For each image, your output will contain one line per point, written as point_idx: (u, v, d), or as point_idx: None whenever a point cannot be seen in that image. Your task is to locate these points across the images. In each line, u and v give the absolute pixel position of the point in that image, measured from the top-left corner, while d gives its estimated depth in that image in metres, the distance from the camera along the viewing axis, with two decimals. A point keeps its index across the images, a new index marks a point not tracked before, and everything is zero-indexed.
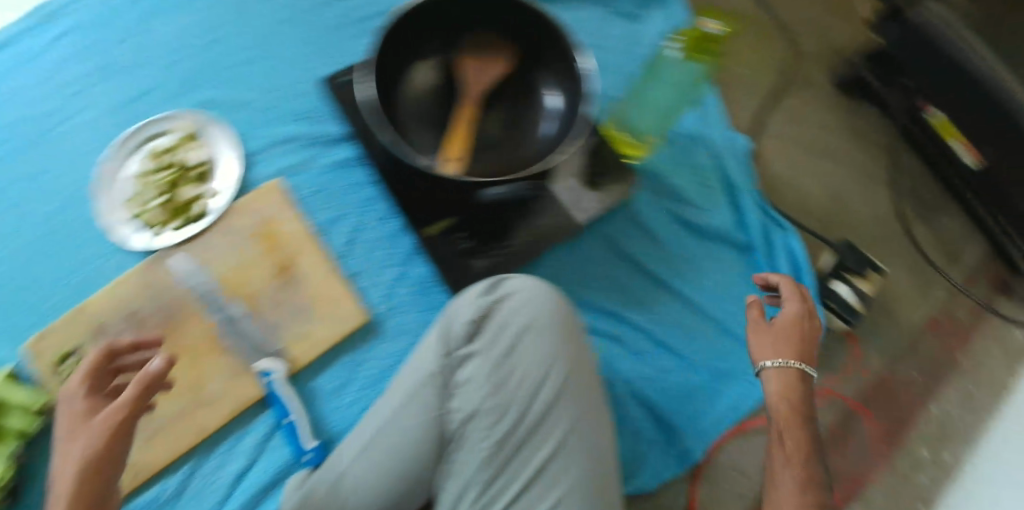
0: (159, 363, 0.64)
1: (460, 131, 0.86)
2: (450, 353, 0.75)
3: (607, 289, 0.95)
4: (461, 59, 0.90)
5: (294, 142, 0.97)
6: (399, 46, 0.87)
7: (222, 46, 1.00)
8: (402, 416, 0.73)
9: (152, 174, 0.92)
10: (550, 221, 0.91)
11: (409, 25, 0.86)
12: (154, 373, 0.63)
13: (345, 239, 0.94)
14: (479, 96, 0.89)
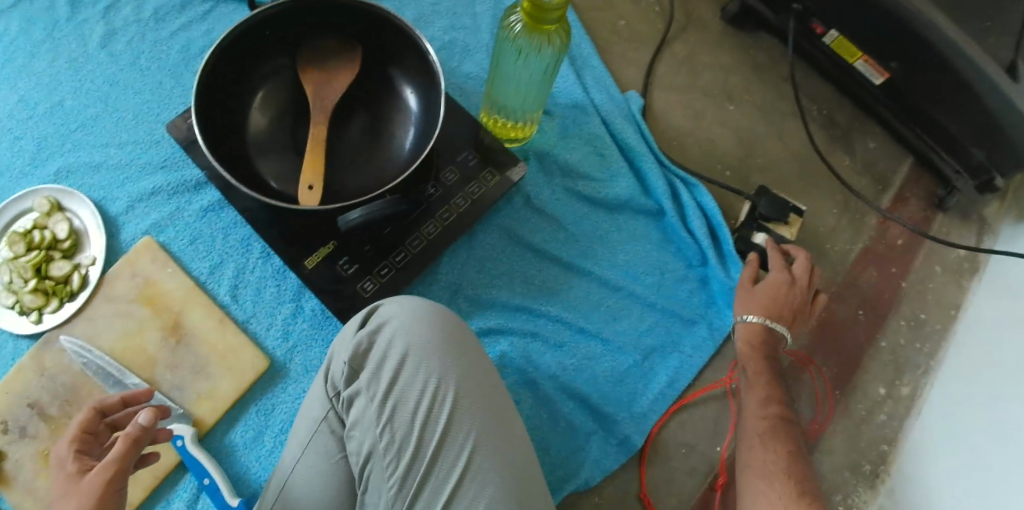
0: (146, 416, 0.65)
1: (312, 151, 0.81)
2: (334, 398, 0.70)
3: (515, 283, 0.88)
4: (302, 71, 0.86)
5: (163, 195, 0.93)
6: (234, 77, 0.83)
7: (66, 110, 0.97)
8: (298, 469, 0.69)
9: (19, 257, 0.87)
10: (434, 223, 0.86)
11: (237, 51, 0.82)
12: (141, 427, 0.65)
13: (231, 285, 0.89)
14: (328, 108, 0.84)
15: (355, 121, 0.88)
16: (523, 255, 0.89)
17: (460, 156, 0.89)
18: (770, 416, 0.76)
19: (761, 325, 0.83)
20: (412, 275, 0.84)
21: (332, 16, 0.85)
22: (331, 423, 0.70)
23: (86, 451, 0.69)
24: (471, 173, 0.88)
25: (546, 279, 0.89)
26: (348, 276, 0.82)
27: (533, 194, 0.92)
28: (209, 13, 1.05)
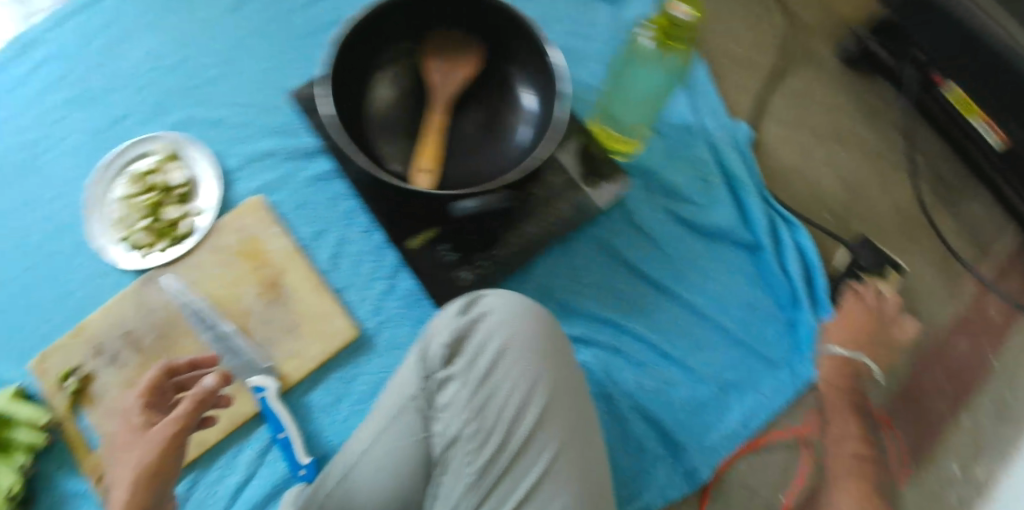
0: (213, 380, 0.66)
1: (431, 138, 0.83)
2: (426, 379, 0.71)
3: (602, 295, 0.89)
4: (425, 60, 0.87)
5: (278, 158, 0.95)
6: (359, 55, 0.84)
7: (193, 65, 1.02)
8: (383, 442, 0.69)
9: (136, 197, 0.94)
10: (540, 221, 0.87)
11: (367, 32, 0.83)
12: (207, 389, 0.66)
13: (332, 253, 0.91)
14: (448, 98, 0.86)
15: (472, 114, 0.89)
16: (617, 268, 0.90)
17: (570, 160, 0.88)
18: (848, 454, 0.83)
19: (842, 355, 0.88)
20: (506, 272, 0.86)
21: (461, 10, 0.86)
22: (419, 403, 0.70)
23: (152, 408, 0.72)
24: (576, 181, 0.88)
25: (636, 298, 0.89)
26: (446, 262, 0.84)
27: (633, 210, 0.92)
28: None
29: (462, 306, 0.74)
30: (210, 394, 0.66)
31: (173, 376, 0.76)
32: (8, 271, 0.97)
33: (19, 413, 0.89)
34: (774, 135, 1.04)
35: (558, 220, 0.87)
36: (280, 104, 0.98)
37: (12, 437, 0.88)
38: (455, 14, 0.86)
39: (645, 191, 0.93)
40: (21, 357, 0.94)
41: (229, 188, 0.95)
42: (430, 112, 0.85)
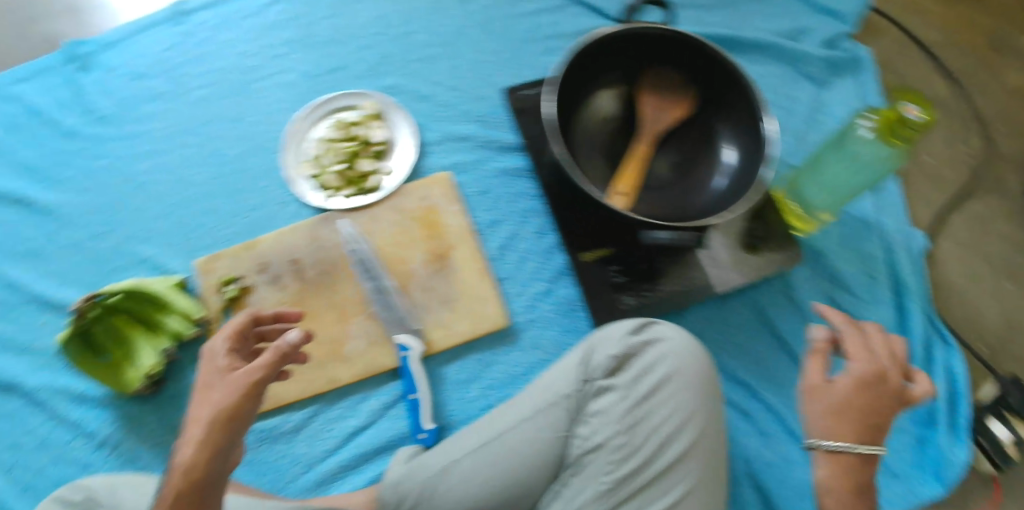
0: (297, 336, 0.66)
1: (634, 166, 0.91)
2: (587, 382, 0.80)
3: (742, 358, 0.92)
4: (638, 95, 0.96)
5: (472, 144, 1.01)
6: (584, 74, 0.93)
7: (414, 40, 1.08)
8: (534, 421, 0.80)
9: (337, 143, 1.00)
10: (705, 270, 0.92)
11: (596, 55, 0.92)
12: (291, 343, 0.65)
13: (501, 243, 0.97)
14: (654, 134, 0.94)
15: (670, 152, 0.96)
16: (763, 335, 0.94)
17: (743, 225, 0.94)
18: None
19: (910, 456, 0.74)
20: (662, 310, 0.92)
21: (679, 56, 0.94)
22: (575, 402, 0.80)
23: (237, 353, 0.71)
24: (745, 243, 0.94)
25: (775, 370, 0.92)
26: (614, 284, 0.92)
27: (794, 284, 0.96)
28: (555, 9, 1.09)
29: (636, 329, 0.82)
30: (292, 349, 0.66)
31: (256, 326, 0.76)
32: (204, 175, 1.04)
33: (180, 302, 0.96)
34: (946, 253, 1.04)
35: (722, 275, 0.92)
36: (487, 92, 1.04)
37: (168, 321, 0.96)
38: (680, 58, 0.93)
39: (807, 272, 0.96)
40: (192, 253, 1.01)
41: (422, 157, 1.01)
42: (635, 142, 0.93)
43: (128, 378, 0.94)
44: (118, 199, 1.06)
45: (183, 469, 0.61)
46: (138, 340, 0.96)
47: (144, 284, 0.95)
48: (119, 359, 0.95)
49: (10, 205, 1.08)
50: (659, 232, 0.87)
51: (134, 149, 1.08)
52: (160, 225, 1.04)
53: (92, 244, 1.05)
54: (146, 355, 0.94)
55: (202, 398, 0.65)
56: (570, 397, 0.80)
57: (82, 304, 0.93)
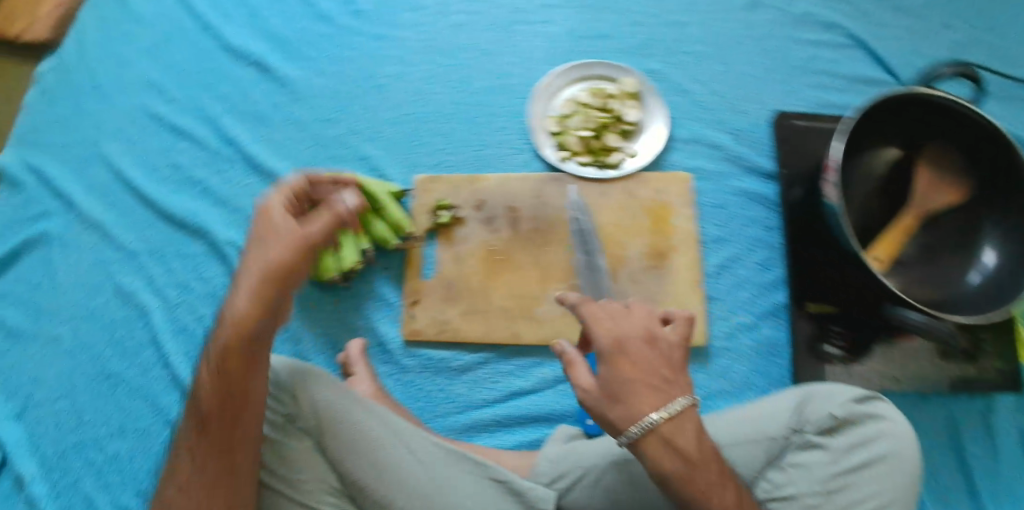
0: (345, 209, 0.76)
1: (896, 234, 0.92)
2: (794, 431, 0.80)
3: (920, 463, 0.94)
4: (917, 163, 0.94)
5: (720, 156, 0.98)
6: (865, 129, 0.93)
7: (686, 32, 1.03)
8: (731, 452, 0.80)
9: (591, 109, 0.98)
10: (918, 363, 0.94)
11: (883, 114, 0.92)
12: (343, 214, 0.75)
13: (721, 262, 0.95)
14: (925, 209, 0.93)
15: (935, 231, 0.93)
16: (946, 452, 0.94)
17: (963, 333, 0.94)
18: None
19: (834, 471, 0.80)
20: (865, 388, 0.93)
21: (972, 137, 0.91)
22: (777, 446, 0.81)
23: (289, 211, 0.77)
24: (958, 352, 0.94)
25: (948, 484, 0.93)
26: (829, 350, 0.91)
27: (993, 410, 0.95)
28: (840, 50, 1.03)
29: (860, 398, 0.81)
30: (340, 220, 0.75)
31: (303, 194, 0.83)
32: (446, 96, 1.03)
33: (396, 212, 0.94)
34: None
35: (933, 373, 0.94)
36: (750, 109, 0.99)
37: (376, 224, 0.94)
38: (969, 141, 0.91)
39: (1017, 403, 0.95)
40: (414, 167, 1.00)
41: (668, 151, 0.98)
42: (901, 212, 0.93)
43: (327, 266, 0.92)
44: (349, 89, 1.05)
45: (234, 311, 0.69)
46: (345, 232, 0.92)
47: (367, 182, 0.92)
48: (323, 246, 0.92)
49: (244, 64, 1.09)
50: (913, 313, 0.85)
51: (378, 46, 1.06)
52: (390, 130, 1.02)
53: (317, 127, 1.04)
54: (350, 251, 0.92)
55: (253, 251, 0.71)
56: (774, 441, 0.80)
57: (309, 180, 0.87)
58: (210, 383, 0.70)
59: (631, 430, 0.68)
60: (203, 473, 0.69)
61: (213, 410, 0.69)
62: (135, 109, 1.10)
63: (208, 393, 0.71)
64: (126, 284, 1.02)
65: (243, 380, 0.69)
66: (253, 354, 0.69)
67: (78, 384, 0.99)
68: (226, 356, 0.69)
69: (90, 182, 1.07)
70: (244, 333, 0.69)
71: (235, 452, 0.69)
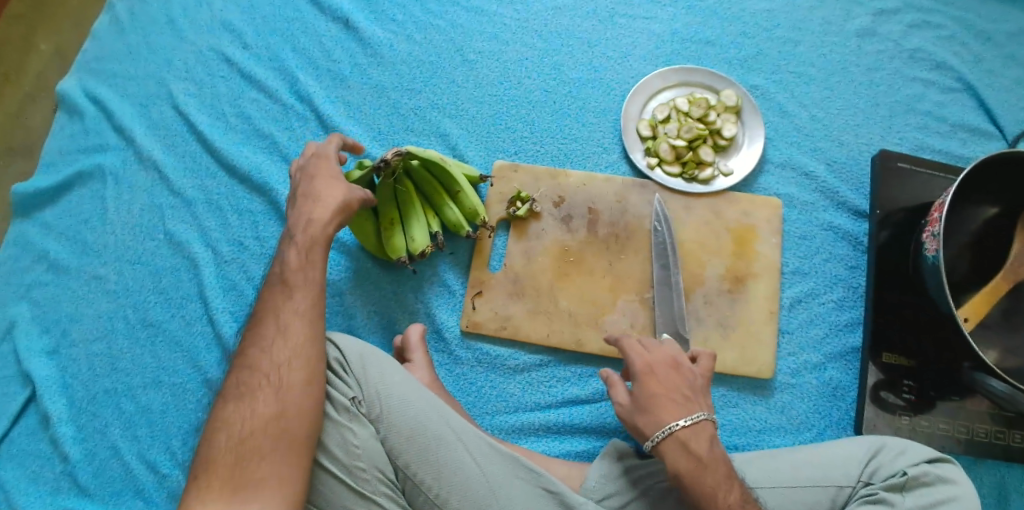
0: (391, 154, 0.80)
1: (986, 295, 0.90)
2: (861, 482, 0.78)
3: None
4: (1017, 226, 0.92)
5: (806, 185, 0.97)
6: (972, 182, 0.90)
7: (795, 50, 1.04)
8: (790, 491, 0.78)
9: (688, 118, 0.95)
10: (986, 429, 0.89)
11: (996, 169, 0.89)
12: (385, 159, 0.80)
13: (798, 295, 0.93)
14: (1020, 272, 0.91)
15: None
16: None
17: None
18: None
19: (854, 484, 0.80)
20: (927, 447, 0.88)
21: None
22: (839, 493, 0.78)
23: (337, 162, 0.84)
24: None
25: None
26: (897, 401, 0.88)
27: None
28: (950, 93, 1.03)
29: (930, 458, 0.78)
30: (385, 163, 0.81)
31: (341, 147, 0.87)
32: (535, 82, 1.01)
33: (472, 198, 0.89)
34: None
35: (1001, 442, 0.89)
36: (853, 137, 1.00)
37: (449, 209, 0.89)
38: None
39: None
40: (494, 152, 0.98)
41: (758, 173, 0.97)
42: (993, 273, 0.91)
43: (393, 244, 0.87)
44: (435, 62, 1.03)
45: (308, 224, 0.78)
46: (417, 212, 0.88)
47: (445, 163, 0.86)
48: (391, 223, 0.88)
49: (330, 21, 1.08)
50: (994, 380, 0.87)
51: (472, 20, 1.05)
52: (474, 109, 1.00)
53: (396, 95, 1.02)
54: (419, 232, 0.87)
55: (320, 184, 0.81)
56: (837, 487, 0.78)
57: (390, 156, 0.80)
58: (273, 298, 0.75)
59: (654, 434, 0.74)
60: (262, 382, 0.69)
61: (274, 322, 0.73)
62: (209, 51, 1.09)
63: (271, 307, 0.74)
64: (179, 233, 1.01)
65: (297, 302, 0.74)
66: (311, 277, 0.76)
67: (118, 327, 0.98)
68: (291, 281, 0.75)
69: (151, 121, 1.06)
70: (298, 265, 0.76)
71: (295, 362, 0.70)
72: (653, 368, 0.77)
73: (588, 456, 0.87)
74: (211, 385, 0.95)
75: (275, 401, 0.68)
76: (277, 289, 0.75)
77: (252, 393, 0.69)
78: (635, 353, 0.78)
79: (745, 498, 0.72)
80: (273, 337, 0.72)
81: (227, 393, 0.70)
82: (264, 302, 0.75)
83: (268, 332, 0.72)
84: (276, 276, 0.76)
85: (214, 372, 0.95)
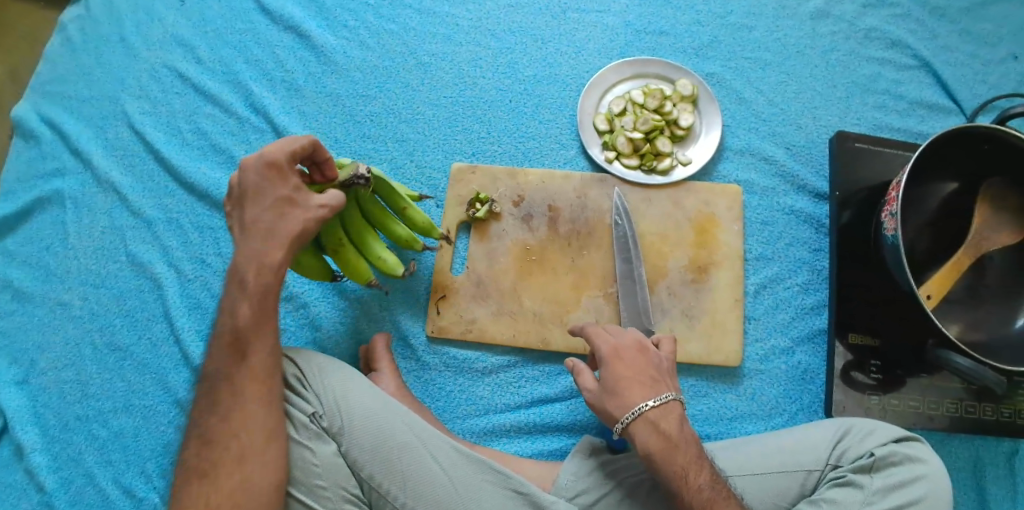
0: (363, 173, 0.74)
1: (949, 271, 0.91)
2: (829, 465, 0.78)
3: None
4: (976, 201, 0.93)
5: (766, 169, 0.97)
6: (929, 159, 0.91)
7: (749, 36, 1.03)
8: (759, 477, 0.78)
9: (644, 110, 0.95)
10: (955, 403, 0.89)
11: (953, 146, 0.90)
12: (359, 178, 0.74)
13: (762, 281, 0.93)
14: (979, 247, 0.91)
15: (991, 273, 0.92)
16: (969, 491, 0.92)
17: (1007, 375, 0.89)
18: None
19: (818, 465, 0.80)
20: (899, 424, 0.88)
21: None
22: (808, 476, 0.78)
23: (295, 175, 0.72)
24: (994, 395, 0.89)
25: None
26: (865, 381, 0.88)
27: (1017, 454, 0.94)
28: (906, 70, 1.03)
29: (897, 437, 0.78)
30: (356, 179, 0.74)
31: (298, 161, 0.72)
32: (490, 81, 1.01)
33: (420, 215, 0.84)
34: None
35: (971, 416, 0.89)
36: (808, 120, 1.00)
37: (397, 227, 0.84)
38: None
39: None
40: (453, 154, 0.97)
41: (717, 160, 0.97)
42: (954, 248, 0.92)
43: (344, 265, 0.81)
44: (389, 66, 1.02)
45: (261, 264, 0.71)
46: (369, 232, 0.83)
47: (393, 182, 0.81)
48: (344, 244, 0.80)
49: (282, 30, 1.07)
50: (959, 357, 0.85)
51: (424, 22, 1.04)
52: (430, 112, 1.00)
53: (351, 102, 1.01)
54: (377, 251, 0.82)
55: (285, 217, 0.71)
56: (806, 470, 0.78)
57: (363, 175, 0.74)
58: (221, 358, 0.69)
59: (623, 416, 0.73)
60: (224, 455, 0.67)
61: (226, 385, 0.69)
62: (162, 67, 1.07)
63: (221, 367, 0.69)
64: (142, 254, 0.99)
65: (250, 363, 0.69)
66: (265, 334, 0.70)
67: (85, 353, 0.97)
68: (241, 334, 0.69)
69: (108, 143, 1.05)
70: (249, 316, 0.70)
71: (254, 430, 0.68)
72: (621, 352, 0.77)
73: (561, 454, 0.87)
74: (182, 405, 0.94)
75: (237, 472, 0.66)
76: (228, 344, 0.70)
77: (215, 469, 0.66)
78: (601, 336, 0.78)
79: (716, 479, 0.71)
80: (228, 401, 0.68)
81: (188, 469, 0.67)
82: (212, 362, 0.70)
83: (223, 395, 0.68)
84: (223, 331, 0.70)
85: (185, 393, 0.94)
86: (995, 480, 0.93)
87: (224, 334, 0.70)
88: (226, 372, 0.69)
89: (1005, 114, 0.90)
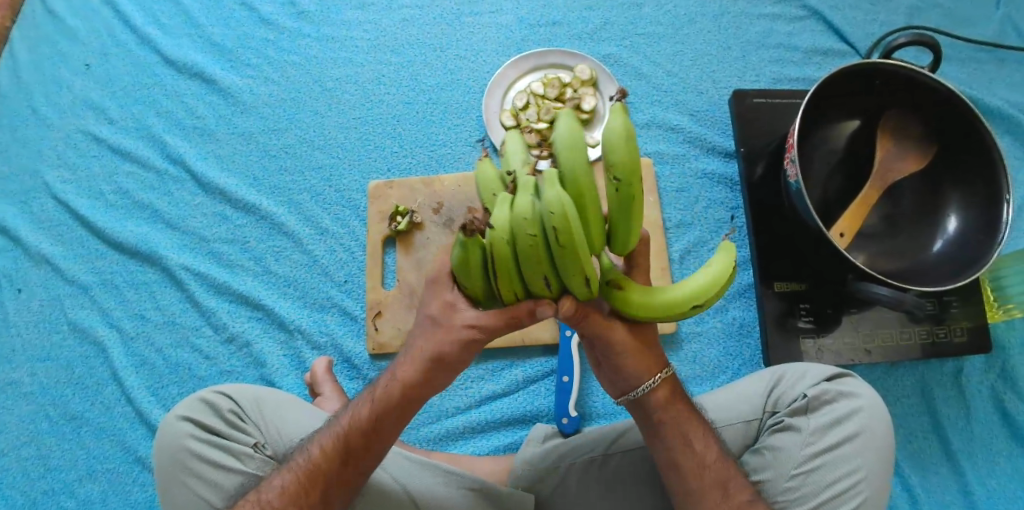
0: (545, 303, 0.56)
1: (857, 208, 0.92)
2: (767, 413, 0.79)
3: (898, 430, 0.94)
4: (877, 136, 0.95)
5: (672, 138, 1.01)
6: (817, 106, 0.94)
7: (640, 13, 1.06)
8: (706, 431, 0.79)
9: (545, 99, 0.98)
10: (893, 335, 0.91)
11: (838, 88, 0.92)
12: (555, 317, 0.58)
13: (686, 246, 0.96)
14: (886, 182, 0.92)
15: (904, 200, 0.94)
16: (921, 415, 0.95)
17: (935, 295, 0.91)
18: None
19: (761, 407, 0.79)
20: (838, 362, 0.90)
21: (931, 103, 0.91)
22: (753, 426, 0.79)
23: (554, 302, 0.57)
24: (923, 320, 0.92)
25: (922, 449, 0.93)
26: (799, 326, 0.90)
27: (962, 371, 0.96)
28: (797, 21, 1.06)
29: (830, 376, 0.78)
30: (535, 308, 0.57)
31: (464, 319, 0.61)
32: (396, 96, 1.04)
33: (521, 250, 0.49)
34: None
35: (906, 341, 0.91)
36: (708, 83, 1.03)
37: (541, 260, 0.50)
38: (929, 116, 0.92)
39: (999, 354, 0.96)
40: (370, 173, 1.01)
41: (626, 138, 1.01)
42: (865, 185, 0.93)
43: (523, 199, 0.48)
44: (297, 97, 1.06)
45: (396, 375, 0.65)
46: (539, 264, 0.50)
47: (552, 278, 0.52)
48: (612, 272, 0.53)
49: (188, 77, 1.09)
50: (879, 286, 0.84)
51: (324, 48, 1.07)
52: (342, 135, 1.03)
53: (265, 137, 1.05)
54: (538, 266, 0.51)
55: (439, 359, 0.63)
56: (751, 422, 0.79)
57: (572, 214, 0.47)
58: (329, 453, 0.66)
59: (632, 390, 0.67)
60: None
61: (318, 489, 0.65)
62: (76, 131, 1.08)
63: (325, 462, 0.65)
64: (83, 320, 1.00)
65: (340, 478, 0.66)
66: (382, 446, 0.67)
67: (42, 428, 0.96)
68: (353, 440, 0.66)
69: (33, 216, 1.05)
70: (367, 443, 0.66)
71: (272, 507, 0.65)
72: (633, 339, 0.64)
73: (516, 445, 0.88)
74: (145, 461, 0.93)
75: None
76: (336, 438, 0.66)
77: None
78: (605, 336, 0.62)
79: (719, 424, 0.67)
80: (309, 500, 0.65)
81: None
82: (315, 446, 0.67)
83: (307, 494, 0.65)
84: (339, 421, 0.67)
85: (145, 449, 0.93)
86: (946, 397, 0.95)
87: (340, 432, 0.66)
88: (323, 474, 0.65)
89: (890, 46, 0.91)
